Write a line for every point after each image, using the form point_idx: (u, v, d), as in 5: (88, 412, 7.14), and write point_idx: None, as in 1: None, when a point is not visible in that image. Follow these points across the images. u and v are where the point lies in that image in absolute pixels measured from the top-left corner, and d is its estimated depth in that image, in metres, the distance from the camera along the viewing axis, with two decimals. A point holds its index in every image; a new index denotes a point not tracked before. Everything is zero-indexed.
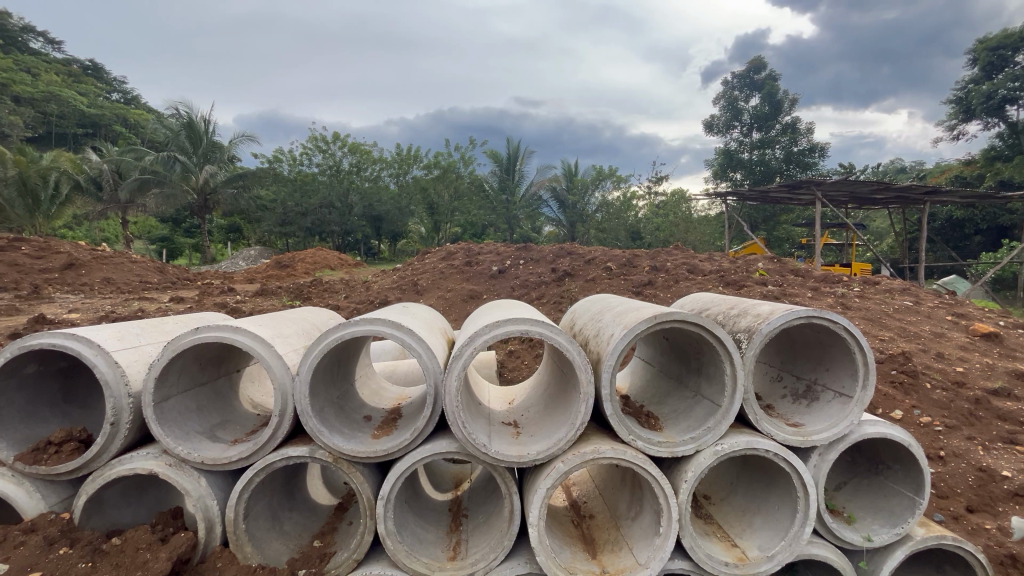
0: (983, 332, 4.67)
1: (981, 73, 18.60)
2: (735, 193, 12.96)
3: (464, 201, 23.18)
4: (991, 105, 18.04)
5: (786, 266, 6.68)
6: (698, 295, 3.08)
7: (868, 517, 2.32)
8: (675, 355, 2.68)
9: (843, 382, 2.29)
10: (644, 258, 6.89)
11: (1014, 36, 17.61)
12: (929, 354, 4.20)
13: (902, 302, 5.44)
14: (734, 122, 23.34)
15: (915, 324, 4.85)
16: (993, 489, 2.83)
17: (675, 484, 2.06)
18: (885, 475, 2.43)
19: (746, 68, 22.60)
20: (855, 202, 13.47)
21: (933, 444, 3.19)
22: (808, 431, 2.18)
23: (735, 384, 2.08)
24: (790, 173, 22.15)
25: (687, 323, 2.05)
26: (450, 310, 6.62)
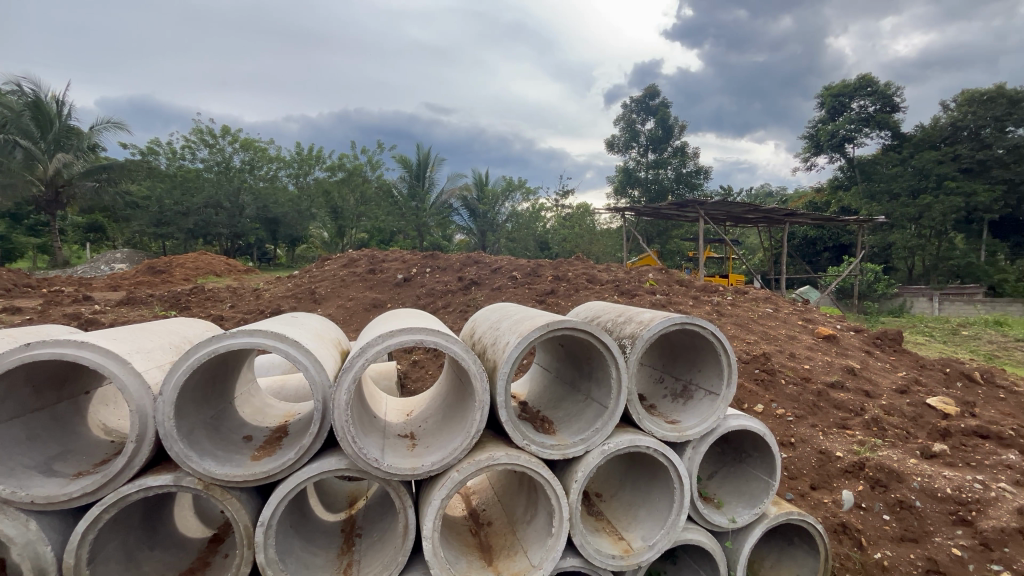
0: (825, 334, 5.50)
1: (827, 115, 22.05)
2: (631, 209, 13.98)
3: (371, 206, 22.43)
4: (835, 142, 21.42)
5: (672, 277, 7.34)
6: (590, 303, 3.26)
7: (733, 501, 2.60)
8: (568, 360, 2.81)
9: (711, 381, 2.56)
10: (547, 268, 7.16)
11: (849, 87, 21.21)
12: (784, 354, 4.85)
13: (765, 309, 6.23)
14: (632, 143, 25.26)
15: (774, 328, 5.58)
16: (830, 467, 3.33)
17: (566, 485, 2.16)
18: (746, 462, 2.75)
19: (642, 94, 24.56)
20: (732, 221, 15.17)
21: (785, 432, 3.69)
22: (683, 426, 2.41)
23: (620, 387, 2.23)
24: (679, 192, 24.41)
25: (577, 330, 2.17)
26: (350, 319, 6.34)
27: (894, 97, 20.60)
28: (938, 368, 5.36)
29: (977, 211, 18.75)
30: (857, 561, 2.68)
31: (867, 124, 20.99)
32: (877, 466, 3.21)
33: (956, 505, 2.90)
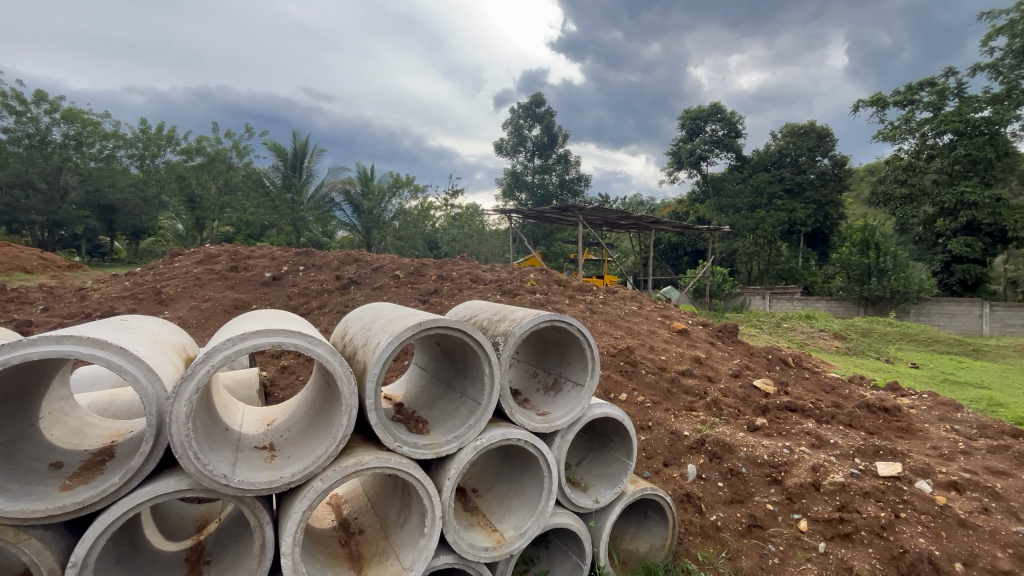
0: (678, 329, 6.24)
1: (686, 135, 24.99)
2: (517, 211, 14.46)
3: (237, 196, 20.21)
4: (693, 160, 24.40)
5: (551, 276, 7.73)
6: (468, 302, 3.30)
7: (597, 483, 2.83)
8: (445, 359, 2.82)
9: (578, 373, 2.75)
10: (431, 267, 7.08)
11: (703, 112, 24.33)
12: (645, 347, 5.41)
13: (631, 307, 6.87)
14: (519, 147, 26.14)
15: (638, 324, 6.18)
16: (679, 445, 3.78)
17: (439, 483, 2.17)
18: (609, 446, 3.00)
19: (529, 100, 25.48)
20: (608, 226, 16.41)
21: (644, 417, 4.12)
22: (552, 417, 2.56)
23: (493, 382, 2.29)
24: (562, 198, 25.79)
25: (450, 329, 2.18)
26: (205, 322, 5.65)
27: (738, 124, 24.05)
28: (763, 355, 6.38)
29: (796, 225, 22.70)
30: (698, 524, 3.12)
31: (717, 146, 24.21)
32: (714, 441, 3.69)
33: (771, 468, 3.46)
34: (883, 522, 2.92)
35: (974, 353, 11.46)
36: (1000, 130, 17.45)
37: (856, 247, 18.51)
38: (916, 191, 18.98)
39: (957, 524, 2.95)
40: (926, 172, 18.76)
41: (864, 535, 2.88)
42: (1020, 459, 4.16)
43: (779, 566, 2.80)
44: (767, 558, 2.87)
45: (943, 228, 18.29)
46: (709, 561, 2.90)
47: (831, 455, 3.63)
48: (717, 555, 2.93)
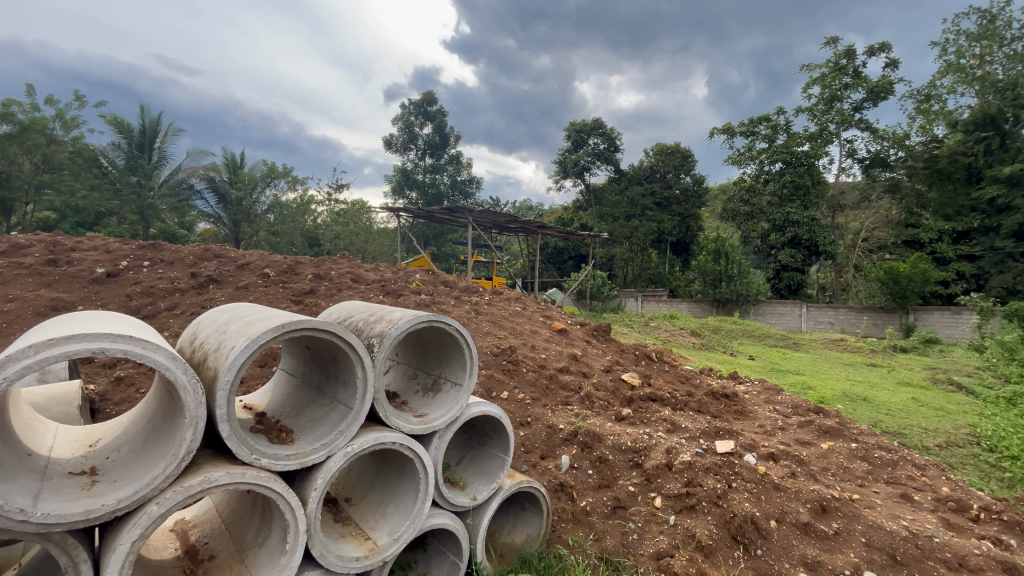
0: (558, 328, 6.61)
1: (571, 146, 26.63)
2: (406, 211, 14.16)
3: (61, 175, 16.79)
4: (577, 169, 26.09)
5: (438, 277, 7.67)
6: (344, 303, 3.14)
7: (476, 481, 2.88)
8: (314, 362, 2.65)
9: (456, 373, 2.78)
10: (308, 265, 6.61)
11: (585, 126, 26.12)
12: (526, 346, 5.64)
13: (515, 308, 7.10)
14: (410, 145, 25.63)
15: (521, 324, 6.42)
16: (555, 438, 4.00)
17: (305, 496, 2.04)
18: (488, 443, 3.07)
19: (421, 98, 25.05)
20: (497, 229, 16.77)
21: (523, 414, 4.31)
22: (429, 418, 2.55)
23: (366, 385, 2.21)
24: (454, 199, 25.81)
25: (318, 331, 2.05)
26: (8, 328, 4.62)
27: (616, 140, 26.16)
28: (631, 351, 7.00)
29: (664, 235, 25.41)
30: (569, 511, 3.35)
31: (599, 158, 26.13)
32: (586, 432, 3.96)
33: (634, 453, 3.83)
34: (719, 493, 3.37)
35: (793, 345, 13.87)
36: (815, 162, 21.34)
37: (710, 255, 21.12)
38: (756, 210, 22.45)
39: (773, 488, 3.51)
40: (763, 194, 22.26)
41: (704, 505, 3.30)
42: (819, 431, 5.13)
43: (637, 541, 3.10)
44: (627, 535, 3.17)
45: (775, 241, 21.82)
46: (578, 544, 3.12)
47: (682, 438, 4.12)
48: (586, 537, 3.17)
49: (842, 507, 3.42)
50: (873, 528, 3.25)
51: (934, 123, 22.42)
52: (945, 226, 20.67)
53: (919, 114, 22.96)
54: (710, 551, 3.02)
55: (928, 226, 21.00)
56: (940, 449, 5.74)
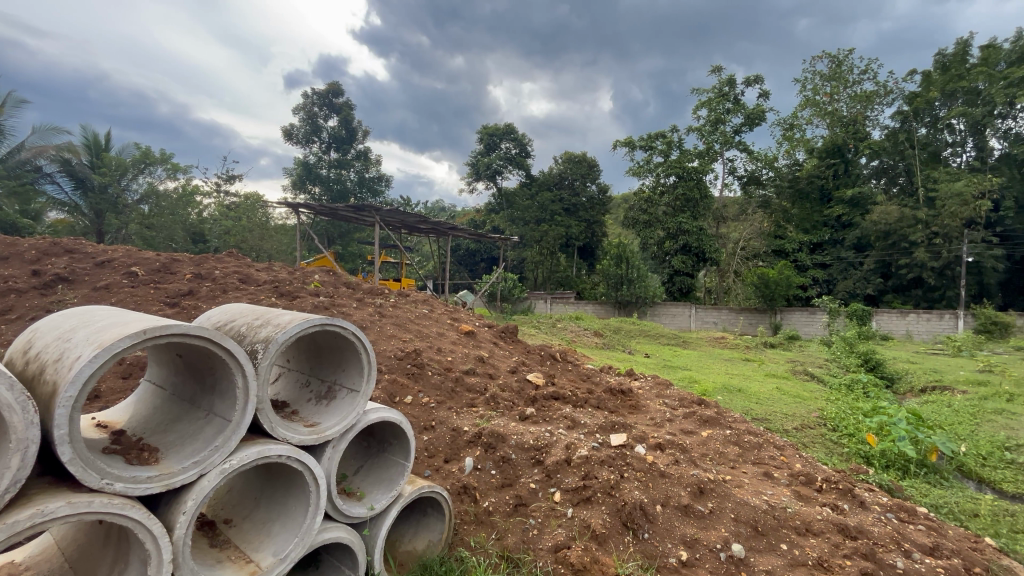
0: (466, 331, 6.61)
1: (484, 149, 26.89)
2: (307, 208, 13.33)
3: None
4: (490, 172, 26.41)
5: (340, 278, 7.31)
6: (227, 306, 2.88)
7: (373, 490, 2.79)
8: (187, 372, 2.39)
9: (353, 378, 2.66)
10: (187, 264, 5.95)
11: (497, 130, 26.50)
12: (432, 349, 5.57)
13: (421, 310, 6.99)
14: (313, 137, 24.16)
15: (428, 327, 6.33)
16: (459, 440, 4.00)
17: (171, 520, 1.84)
18: (388, 450, 2.98)
19: (326, 88, 23.72)
20: (407, 230, 16.36)
21: (428, 418, 4.25)
22: (322, 428, 2.42)
23: (248, 395, 2.04)
24: (361, 196, 24.70)
25: (189, 337, 1.85)
26: None
27: (527, 146, 26.85)
28: (537, 352, 7.20)
29: (572, 240, 26.58)
30: (471, 513, 3.37)
31: (510, 163, 26.63)
32: (489, 433, 4.00)
33: (535, 451, 3.93)
34: (612, 483, 3.57)
35: (683, 343, 15.23)
36: (702, 178, 23.62)
37: (612, 260, 22.49)
38: (653, 219, 24.34)
39: (660, 475, 3.82)
40: (659, 205, 24.24)
41: (599, 496, 3.49)
42: (700, 420, 5.68)
43: (537, 536, 3.21)
44: (528, 531, 3.26)
45: (669, 248, 23.86)
46: (480, 544, 3.15)
47: (581, 434, 4.33)
48: (488, 537, 3.21)
49: (717, 487, 3.81)
50: (741, 504, 3.66)
51: (796, 149, 25.97)
52: (804, 238, 24.16)
53: (785, 140, 26.41)
54: (603, 539, 3.20)
55: (792, 238, 24.28)
56: (796, 432, 6.64)
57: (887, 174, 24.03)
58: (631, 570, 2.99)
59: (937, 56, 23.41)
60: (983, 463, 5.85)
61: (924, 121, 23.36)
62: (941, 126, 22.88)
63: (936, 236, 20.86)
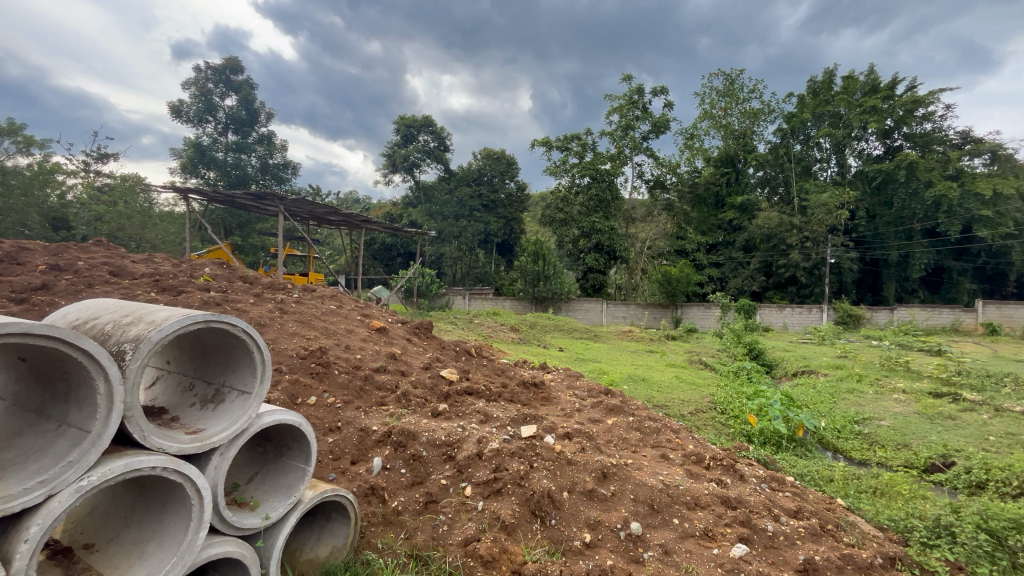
0: (377, 327, 6.38)
1: (401, 140, 26.13)
2: (199, 194, 12.08)
3: None
4: (407, 164, 25.73)
5: (235, 272, 6.70)
6: (90, 301, 2.53)
7: (269, 498, 2.61)
8: (34, 378, 2.07)
9: (245, 380, 2.46)
10: (41, 255, 5.11)
11: (415, 121, 25.87)
12: (340, 346, 5.32)
13: (329, 306, 6.63)
14: (207, 116, 21.90)
15: (335, 324, 6.03)
16: (367, 441, 3.86)
17: (11, 551, 1.59)
18: (286, 455, 2.80)
19: (223, 64, 21.60)
20: (316, 221, 15.40)
21: (333, 419, 4.07)
22: (206, 434, 2.22)
23: (113, 402, 1.81)
24: (265, 183, 22.85)
25: (34, 337, 1.59)
26: None
27: (446, 140, 26.53)
28: (451, 348, 7.14)
29: (490, 236, 26.84)
30: (379, 514, 3.29)
31: (428, 156, 26.17)
32: (399, 430, 3.91)
33: (448, 446, 3.90)
34: (522, 474, 3.65)
35: (593, 336, 16.03)
36: (613, 180, 24.93)
37: (530, 256, 22.99)
38: (568, 217, 25.27)
39: (567, 463, 3.98)
40: (574, 204, 25.13)
41: (509, 487, 3.54)
42: (606, 409, 6.00)
43: (446, 532, 3.20)
44: (437, 527, 3.24)
45: (583, 246, 24.91)
46: (387, 545, 3.09)
47: (493, 428, 4.37)
48: (396, 537, 3.15)
49: (619, 471, 4.05)
50: (640, 485, 3.93)
51: (696, 157, 28.31)
52: (701, 239, 26.48)
53: (686, 149, 28.62)
54: (512, 528, 3.26)
55: (691, 239, 26.51)
56: (691, 415, 7.29)
57: (770, 184, 26.98)
58: (538, 556, 3.08)
59: (810, 82, 26.66)
60: (838, 435, 6.82)
61: (799, 138, 26.49)
62: (812, 143, 26.12)
63: (807, 240, 23.84)
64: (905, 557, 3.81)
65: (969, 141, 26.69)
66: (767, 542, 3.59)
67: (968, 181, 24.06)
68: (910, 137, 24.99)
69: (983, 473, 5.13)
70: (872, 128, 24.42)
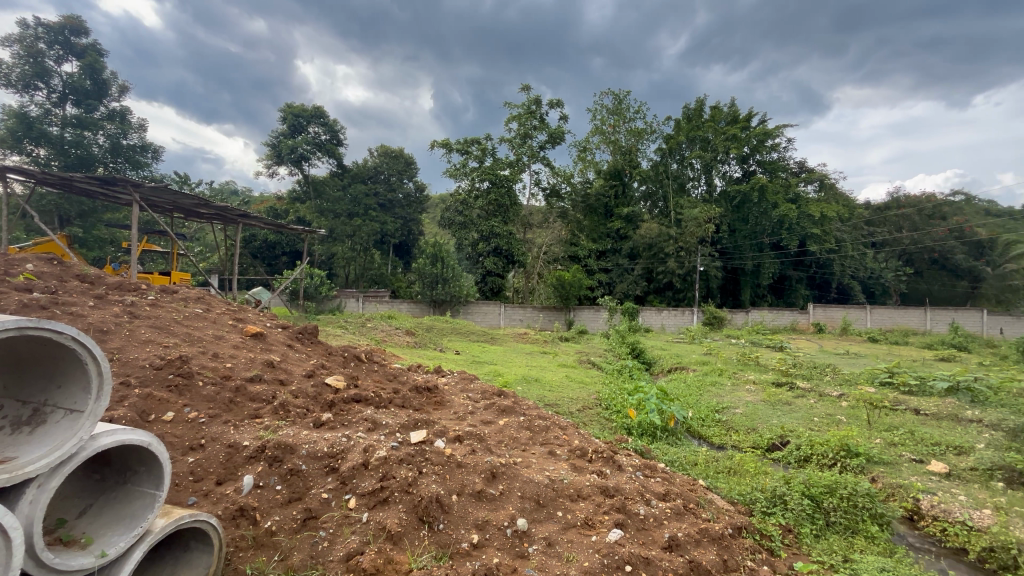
0: (252, 332, 5.81)
1: (288, 130, 24.24)
2: (22, 175, 10.03)
3: None
4: (294, 156, 23.91)
5: (68, 269, 5.65)
6: None
7: (107, 532, 2.26)
8: None
9: (74, 396, 2.11)
10: None
11: (305, 111, 24.19)
12: (205, 355, 4.76)
13: (194, 310, 5.90)
14: (36, 82, 18.33)
15: (200, 329, 5.38)
16: (237, 458, 3.51)
17: None
18: (132, 480, 2.45)
19: (59, 22, 18.23)
20: (182, 213, 13.60)
21: (195, 436, 3.64)
22: (18, 463, 1.86)
23: None
24: (115, 167, 19.66)
25: None
26: None
27: (339, 133, 25.15)
28: (339, 353, 6.77)
29: (387, 236, 26.00)
30: (249, 537, 3.03)
31: (319, 149, 24.63)
32: (275, 444, 3.62)
33: (330, 458, 3.69)
34: (409, 481, 3.57)
35: (490, 338, 16.25)
36: (512, 186, 25.58)
37: (428, 259, 22.62)
38: (467, 220, 25.49)
39: (457, 466, 3.99)
40: (473, 208, 25.38)
41: (397, 496, 3.45)
42: (498, 410, 6.13)
43: (327, 548, 3.03)
44: (317, 544, 3.06)
45: (482, 250, 25.23)
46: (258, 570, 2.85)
47: (381, 435, 4.23)
48: (269, 561, 2.92)
49: (507, 470, 4.16)
50: (527, 482, 4.07)
51: (588, 169, 30.16)
52: (592, 246, 28.29)
53: (580, 160, 30.32)
54: (398, 538, 3.19)
55: (584, 246, 28.21)
56: (579, 412, 7.76)
57: (652, 198, 29.92)
58: (424, 563, 3.06)
59: (685, 109, 29.79)
60: (702, 423, 7.72)
61: (675, 158, 29.51)
62: (686, 163, 29.21)
63: (681, 249, 26.53)
64: (749, 525, 4.43)
65: (804, 170, 31.85)
66: (638, 524, 3.93)
67: (804, 204, 28.70)
68: (761, 164, 29.12)
69: (808, 448, 6.13)
70: (733, 153, 28.03)
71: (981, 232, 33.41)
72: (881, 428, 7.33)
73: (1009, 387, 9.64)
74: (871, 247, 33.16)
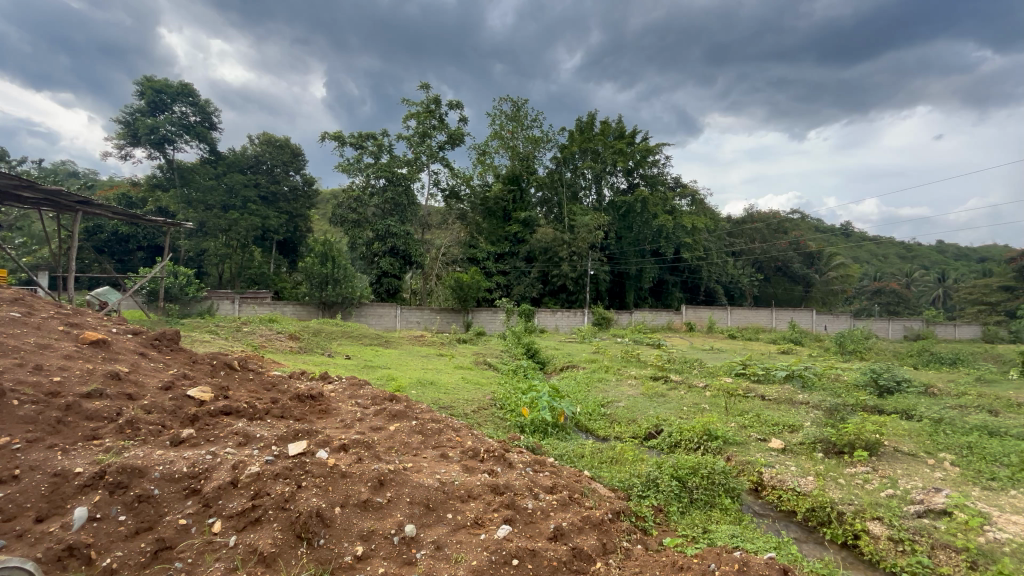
0: (90, 339, 4.95)
1: (147, 107, 21.12)
2: None
3: None
4: (154, 138, 20.96)
5: None
6: None
7: None
8: None
9: None
10: None
11: (170, 87, 21.25)
12: (24, 368, 3.96)
13: (8, 314, 4.86)
14: None
15: (18, 338, 4.46)
16: (65, 489, 2.98)
17: None
18: None
19: None
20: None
21: (6, 467, 3.00)
22: None
23: None
24: None
25: None
26: None
27: (211, 115, 22.51)
28: (206, 361, 6.03)
29: (269, 232, 23.81)
30: None
31: (186, 131, 21.77)
32: (118, 468, 3.13)
33: (190, 479, 3.30)
34: (286, 496, 3.32)
35: (384, 341, 15.67)
36: (410, 185, 24.98)
37: (317, 258, 21.13)
38: (362, 219, 24.60)
39: (340, 476, 3.79)
40: (368, 205, 24.52)
41: (271, 514, 3.19)
42: (389, 415, 5.94)
43: None
44: None
45: (377, 249, 24.29)
46: None
47: (254, 450, 3.87)
48: None
49: (395, 476, 4.04)
50: (416, 487, 4.00)
51: (487, 172, 30.59)
52: (491, 249, 28.74)
53: (478, 163, 30.64)
54: (272, 559, 2.95)
55: (482, 248, 28.54)
56: (473, 413, 7.83)
57: (547, 204, 31.26)
58: None
59: (578, 121, 31.59)
60: (588, 418, 8.25)
61: (569, 167, 31.14)
62: (578, 173, 30.92)
63: (574, 254, 27.99)
64: (627, 509, 4.81)
65: (679, 186, 35.55)
66: (526, 518, 4.07)
67: (678, 216, 32.04)
68: (644, 177, 31.87)
69: (678, 434, 6.84)
70: (620, 166, 30.35)
71: (811, 245, 40.11)
72: (735, 413, 8.47)
73: (828, 373, 11.71)
74: (731, 255, 37.98)
